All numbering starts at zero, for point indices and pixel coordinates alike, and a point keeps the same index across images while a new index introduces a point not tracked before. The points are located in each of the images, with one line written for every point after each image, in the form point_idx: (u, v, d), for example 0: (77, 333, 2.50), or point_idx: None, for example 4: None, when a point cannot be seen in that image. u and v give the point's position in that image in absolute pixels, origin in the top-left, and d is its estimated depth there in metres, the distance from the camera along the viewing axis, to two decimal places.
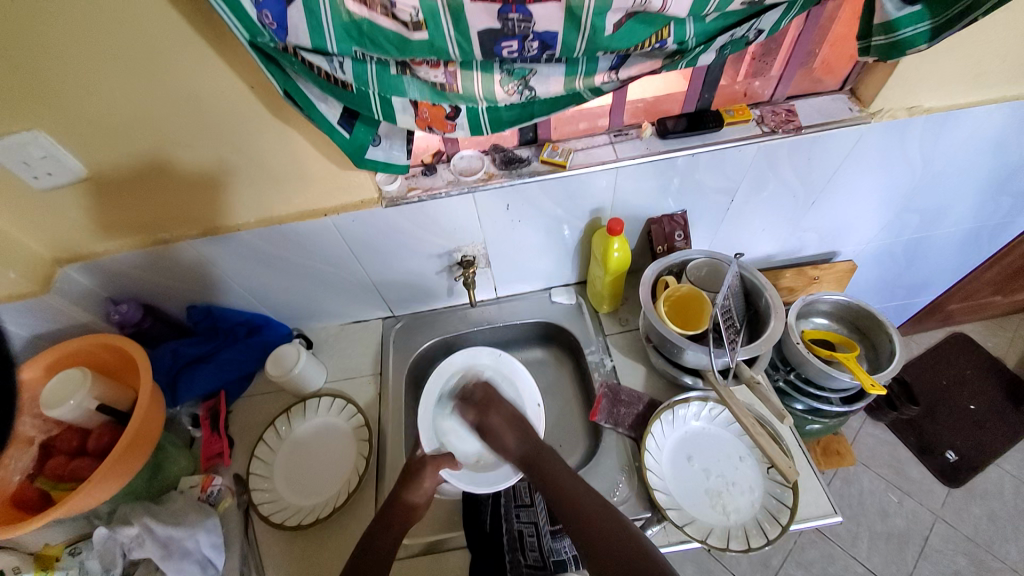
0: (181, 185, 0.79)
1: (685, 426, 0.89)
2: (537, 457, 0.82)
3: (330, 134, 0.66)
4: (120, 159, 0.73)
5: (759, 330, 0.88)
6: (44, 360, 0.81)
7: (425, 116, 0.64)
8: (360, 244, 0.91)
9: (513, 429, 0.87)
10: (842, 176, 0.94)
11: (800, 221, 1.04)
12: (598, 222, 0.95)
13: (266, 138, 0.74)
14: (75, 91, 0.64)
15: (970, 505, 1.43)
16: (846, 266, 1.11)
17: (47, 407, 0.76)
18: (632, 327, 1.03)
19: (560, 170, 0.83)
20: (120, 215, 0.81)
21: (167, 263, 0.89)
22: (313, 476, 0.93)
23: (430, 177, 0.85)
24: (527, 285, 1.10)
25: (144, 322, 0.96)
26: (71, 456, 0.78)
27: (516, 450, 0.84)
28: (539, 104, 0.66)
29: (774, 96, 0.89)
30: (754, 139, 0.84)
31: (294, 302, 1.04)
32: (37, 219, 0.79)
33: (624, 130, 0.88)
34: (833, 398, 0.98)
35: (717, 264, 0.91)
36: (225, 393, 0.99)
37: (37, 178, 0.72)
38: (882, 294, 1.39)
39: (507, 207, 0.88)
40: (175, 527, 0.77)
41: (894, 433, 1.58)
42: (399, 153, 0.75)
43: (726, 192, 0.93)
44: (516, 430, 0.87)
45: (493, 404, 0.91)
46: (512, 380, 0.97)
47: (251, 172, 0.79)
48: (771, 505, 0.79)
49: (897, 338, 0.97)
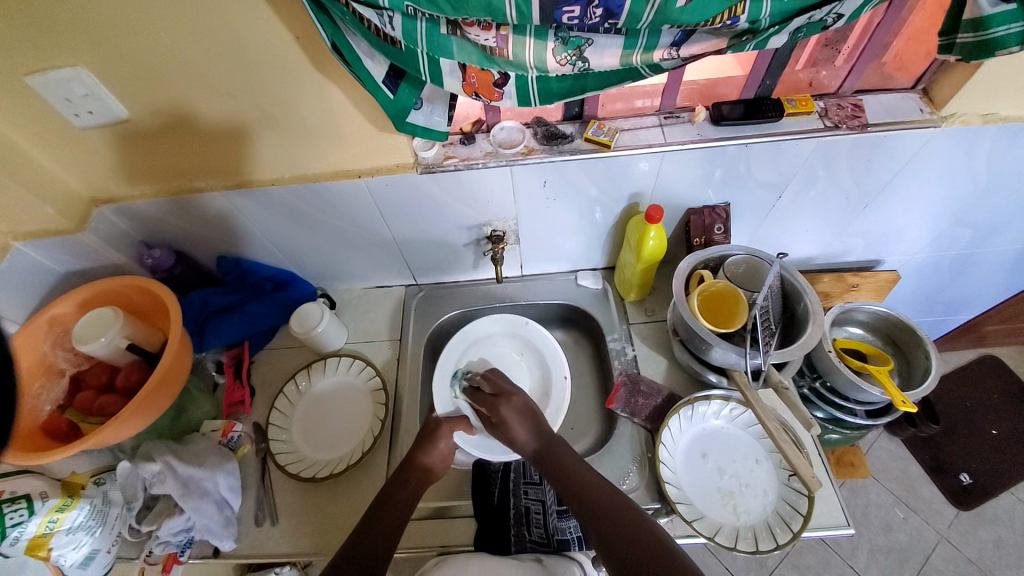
0: (220, 136, 0.78)
1: (703, 423, 0.87)
2: (552, 444, 0.82)
3: (374, 93, 0.64)
4: (162, 105, 0.73)
5: (793, 335, 0.85)
6: (78, 296, 0.83)
7: (472, 82, 0.61)
8: (390, 209, 0.90)
9: (525, 422, 0.84)
10: (900, 181, 0.88)
11: (848, 225, 0.99)
12: (635, 208, 0.92)
13: (306, 92, 0.72)
14: (119, 30, 0.62)
15: (978, 530, 1.41)
16: (889, 276, 1.06)
17: (79, 341, 0.78)
18: (658, 318, 1.01)
19: (604, 149, 0.80)
20: (157, 161, 0.82)
21: (204, 213, 0.90)
22: (329, 433, 0.95)
23: (468, 146, 0.83)
24: (554, 266, 1.08)
25: (175, 269, 0.97)
26: (100, 391, 0.82)
27: (529, 444, 0.82)
28: (592, 76, 0.62)
29: (842, 89, 0.82)
30: (814, 134, 0.78)
31: (320, 262, 1.04)
32: (78, 158, 0.80)
33: (675, 112, 0.84)
34: (857, 410, 0.95)
35: (758, 262, 0.87)
36: (249, 344, 1.01)
37: (79, 116, 0.72)
38: (919, 309, 1.33)
39: (543, 182, 0.85)
40: (196, 468, 0.80)
41: (909, 450, 1.54)
42: (439, 118, 0.72)
43: (773, 187, 0.89)
44: (528, 421, 0.84)
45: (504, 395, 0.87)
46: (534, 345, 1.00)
47: (288, 126, 0.77)
48: (784, 510, 0.78)
49: (935, 355, 0.93)
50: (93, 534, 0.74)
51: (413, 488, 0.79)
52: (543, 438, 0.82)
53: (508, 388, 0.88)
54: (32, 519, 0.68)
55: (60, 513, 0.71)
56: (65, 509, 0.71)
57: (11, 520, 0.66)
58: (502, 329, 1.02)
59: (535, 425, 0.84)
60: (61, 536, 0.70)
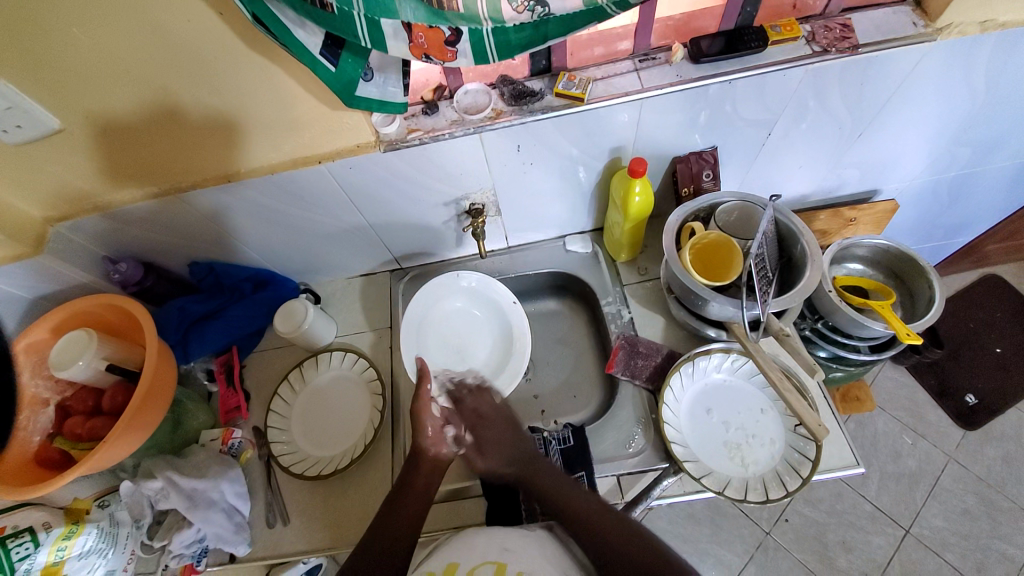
0: (164, 137, 0.73)
1: (705, 378, 0.86)
2: (556, 492, 0.69)
3: (313, 67, 0.59)
4: (95, 108, 0.67)
5: (791, 280, 0.81)
6: (50, 321, 0.80)
7: (420, 43, 0.55)
8: (360, 193, 0.85)
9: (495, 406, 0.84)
10: (896, 104, 0.83)
11: (842, 156, 0.94)
12: (618, 162, 0.86)
13: (248, 76, 0.66)
14: (27, 29, 0.56)
15: (984, 448, 1.43)
16: (887, 207, 1.01)
17: (57, 367, 0.75)
18: (652, 276, 0.98)
19: (578, 104, 0.74)
20: (103, 168, 0.76)
21: (165, 219, 0.85)
22: (329, 428, 0.93)
23: (432, 116, 0.77)
24: (540, 234, 1.04)
25: (147, 280, 0.93)
26: (89, 415, 0.80)
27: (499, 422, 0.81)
28: (553, 23, 0.56)
29: (827, 9, 0.76)
30: (802, 61, 0.73)
31: (296, 255, 1.00)
32: (16, 176, 0.74)
33: (651, 53, 0.77)
34: (861, 347, 0.93)
35: (750, 208, 0.83)
36: (237, 348, 0.99)
37: (7, 132, 0.66)
38: (917, 236, 1.29)
39: (517, 147, 0.79)
40: (199, 480, 0.79)
41: (913, 377, 1.54)
42: (394, 89, 0.67)
43: (762, 125, 0.83)
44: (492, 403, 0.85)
45: (489, 419, 0.81)
46: (483, 295, 0.97)
47: (235, 114, 0.71)
48: (793, 458, 0.77)
49: (938, 284, 0.91)
50: (105, 557, 0.74)
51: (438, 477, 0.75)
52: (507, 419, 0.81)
53: (494, 414, 0.82)
54: (40, 550, 0.69)
55: (67, 540, 0.71)
56: (71, 536, 0.72)
57: (18, 554, 0.68)
58: (439, 289, 0.97)
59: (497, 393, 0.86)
60: (74, 562, 0.71)
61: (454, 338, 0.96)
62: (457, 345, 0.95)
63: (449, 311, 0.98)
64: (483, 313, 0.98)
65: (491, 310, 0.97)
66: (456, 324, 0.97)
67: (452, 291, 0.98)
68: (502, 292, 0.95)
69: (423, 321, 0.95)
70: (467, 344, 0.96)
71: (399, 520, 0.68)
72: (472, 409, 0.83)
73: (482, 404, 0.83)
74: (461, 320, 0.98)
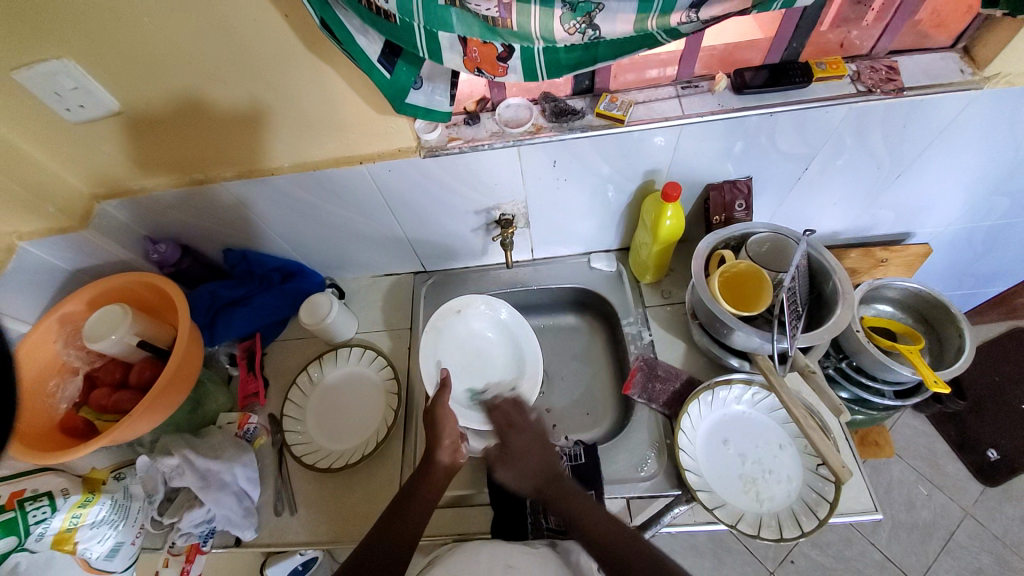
0: (213, 126, 0.75)
1: (724, 408, 0.84)
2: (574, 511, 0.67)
3: (370, 73, 0.61)
4: (154, 94, 0.70)
5: (819, 317, 0.80)
6: (87, 294, 0.83)
7: (474, 56, 0.57)
8: (395, 195, 0.87)
9: (536, 449, 0.76)
10: (937, 149, 0.82)
11: (876, 197, 0.93)
12: (651, 185, 0.87)
13: (301, 76, 0.69)
14: (105, 17, 0.59)
15: (1004, 506, 1.37)
16: (920, 251, 1.00)
17: (90, 338, 0.78)
18: (676, 300, 0.97)
19: (617, 125, 0.75)
20: (157, 153, 0.79)
21: (203, 204, 0.88)
22: (343, 423, 0.94)
23: (473, 126, 0.78)
24: (566, 249, 1.04)
25: (183, 262, 0.96)
26: (114, 388, 0.82)
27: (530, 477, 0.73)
28: (604, 45, 0.57)
29: (875, 50, 0.76)
30: (845, 100, 0.73)
31: (325, 250, 1.02)
32: (72, 152, 0.77)
33: (694, 81, 0.78)
34: (885, 391, 0.91)
35: (782, 240, 0.82)
36: (260, 336, 1.01)
37: (71, 110, 0.69)
38: (947, 283, 1.27)
39: (553, 163, 0.81)
40: (214, 461, 0.81)
41: (933, 426, 1.50)
42: (441, 97, 0.69)
43: (799, 160, 0.83)
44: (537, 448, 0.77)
45: (520, 430, 0.80)
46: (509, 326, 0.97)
47: (285, 111, 0.74)
48: (809, 498, 0.75)
49: (969, 333, 0.89)
50: (116, 528, 0.76)
51: (446, 485, 0.74)
52: (547, 472, 0.73)
53: (528, 423, 0.81)
54: (57, 515, 0.70)
55: (82, 509, 0.73)
56: (86, 505, 0.73)
57: (35, 518, 0.68)
58: (472, 307, 0.97)
59: (521, 428, 0.80)
60: (85, 530, 0.73)
61: (470, 357, 0.96)
62: (472, 367, 0.95)
63: (474, 328, 0.97)
64: (505, 343, 0.97)
65: (513, 344, 0.96)
66: (474, 345, 0.97)
67: (485, 310, 0.97)
68: (520, 324, 0.96)
69: (446, 329, 0.95)
70: (482, 363, 0.96)
71: (403, 523, 0.69)
72: (503, 420, 0.83)
73: (516, 417, 0.82)
74: (478, 342, 0.97)
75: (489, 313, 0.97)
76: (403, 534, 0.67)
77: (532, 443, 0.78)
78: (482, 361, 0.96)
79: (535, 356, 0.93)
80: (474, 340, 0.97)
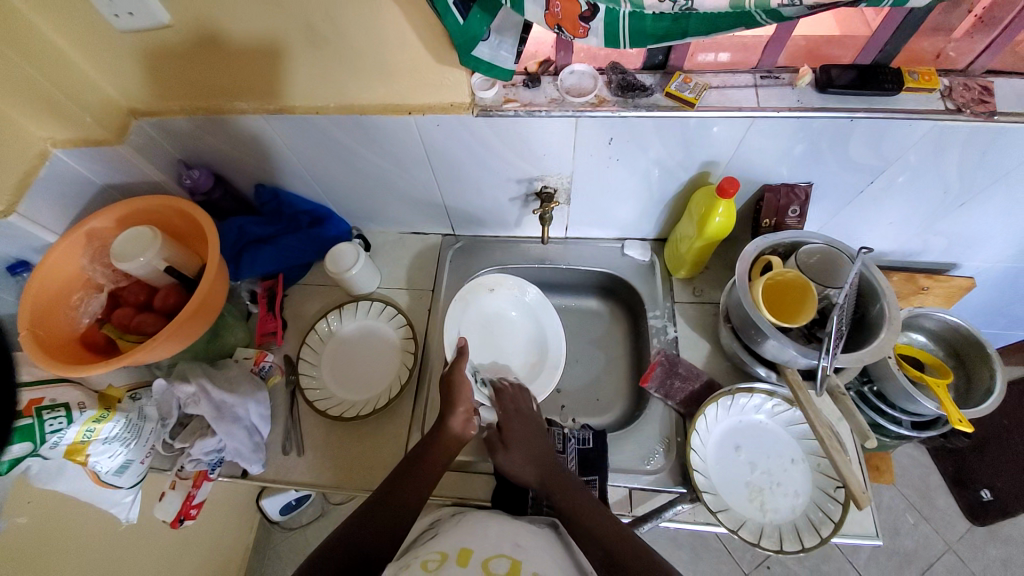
0: (262, 54, 0.72)
1: (741, 415, 0.83)
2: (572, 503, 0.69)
3: (443, 15, 0.58)
4: (206, 12, 0.66)
5: (860, 339, 0.77)
6: (116, 212, 0.81)
7: (556, 12, 0.53)
8: (438, 153, 0.84)
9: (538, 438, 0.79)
10: (1013, 180, 0.77)
11: (935, 222, 0.89)
12: (705, 177, 0.83)
13: (360, 13, 0.64)
14: None
15: (987, 546, 1.38)
16: (963, 284, 0.96)
17: (119, 257, 0.77)
18: (707, 300, 0.95)
19: (686, 108, 0.70)
20: (202, 75, 0.76)
21: (242, 135, 0.85)
22: (358, 375, 0.94)
23: (532, 90, 0.75)
24: (600, 232, 1.01)
25: (215, 193, 0.95)
26: (137, 310, 0.82)
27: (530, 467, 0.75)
28: (696, 18, 0.53)
29: (971, 67, 0.71)
30: (932, 115, 0.68)
31: (356, 200, 1.00)
32: (115, 60, 0.75)
33: (774, 72, 0.73)
34: (902, 420, 0.90)
35: (835, 254, 0.79)
36: (282, 277, 0.99)
37: (119, 16, 0.67)
38: (981, 320, 1.23)
39: (609, 140, 0.77)
40: (229, 394, 0.81)
41: (931, 458, 1.49)
42: (506, 54, 0.65)
43: (865, 172, 0.79)
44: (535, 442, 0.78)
45: (524, 416, 0.82)
46: (534, 312, 0.95)
47: (340, 48, 0.70)
48: (814, 515, 0.75)
49: (1001, 375, 0.86)
50: (127, 446, 0.76)
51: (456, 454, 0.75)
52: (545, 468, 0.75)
53: (530, 412, 0.82)
54: (71, 427, 0.70)
55: (97, 424, 0.73)
56: (101, 421, 0.73)
57: (51, 426, 0.68)
58: (501, 285, 0.96)
59: (528, 422, 0.80)
60: (98, 445, 0.73)
61: (490, 336, 0.95)
62: (491, 345, 0.94)
63: (498, 307, 0.97)
64: (527, 329, 0.95)
65: (535, 331, 0.95)
66: (496, 324, 0.96)
67: (513, 290, 0.96)
68: (548, 313, 0.94)
69: (471, 301, 0.95)
70: (501, 343, 0.95)
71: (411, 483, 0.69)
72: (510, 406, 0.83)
73: (521, 402, 0.84)
74: (500, 320, 0.96)
75: (516, 294, 0.96)
76: (409, 499, 0.69)
77: (538, 434, 0.79)
78: (504, 339, 0.95)
79: (557, 345, 0.92)
80: (497, 319, 0.96)
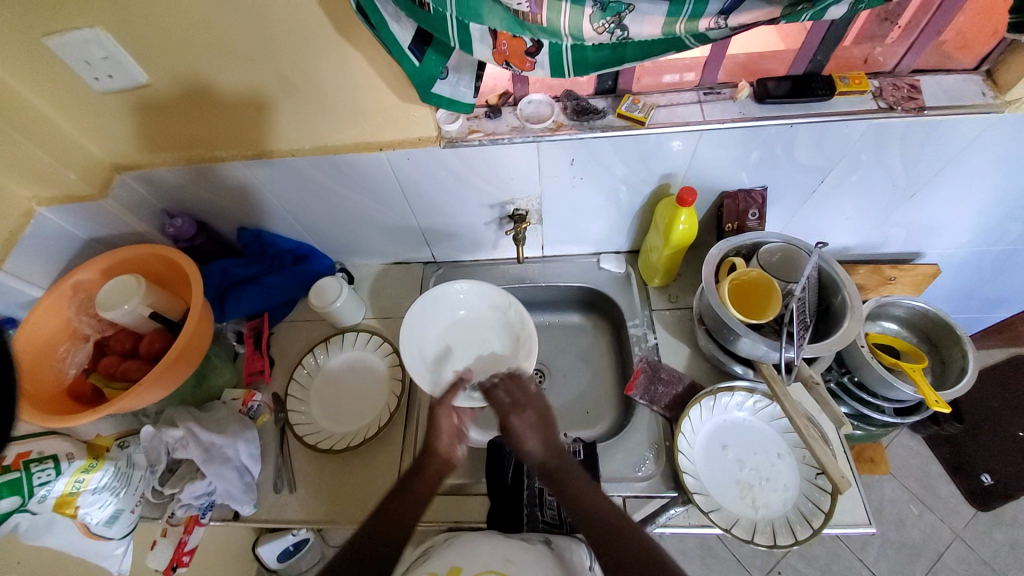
0: (236, 104, 0.76)
1: (725, 414, 0.85)
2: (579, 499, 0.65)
3: (400, 59, 0.62)
4: (180, 69, 0.70)
5: (828, 330, 0.80)
6: (101, 263, 0.83)
7: (503, 49, 0.57)
8: (411, 184, 0.87)
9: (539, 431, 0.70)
10: (953, 169, 0.82)
11: (890, 214, 0.93)
12: (666, 189, 0.87)
13: (326, 61, 0.69)
14: None
15: (993, 530, 1.37)
16: (929, 271, 1.00)
17: (104, 307, 0.79)
18: (682, 305, 0.98)
19: (637, 126, 0.75)
20: (181, 127, 0.80)
21: (222, 182, 0.89)
22: (347, 406, 0.95)
23: (494, 120, 0.79)
24: (576, 248, 1.05)
25: (197, 239, 0.97)
26: (124, 357, 0.83)
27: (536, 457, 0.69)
28: (632, 45, 0.57)
29: (898, 68, 0.77)
30: (866, 116, 0.73)
31: (337, 235, 1.03)
32: (97, 122, 0.78)
33: (716, 88, 0.79)
34: (885, 408, 0.92)
35: (794, 251, 0.82)
36: (268, 316, 1.02)
37: (98, 79, 0.70)
38: (954, 305, 1.26)
39: (570, 161, 0.81)
40: (217, 435, 0.82)
41: (928, 447, 1.50)
42: (466, 89, 0.70)
43: (814, 173, 0.84)
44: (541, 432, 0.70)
45: (523, 404, 0.73)
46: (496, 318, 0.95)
47: (310, 95, 0.74)
48: (805, 507, 0.75)
49: (972, 355, 0.89)
50: (117, 495, 0.75)
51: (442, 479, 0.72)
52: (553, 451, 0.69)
53: (534, 399, 0.74)
54: (60, 479, 0.70)
55: (85, 474, 0.72)
56: (89, 471, 0.73)
57: (39, 479, 0.68)
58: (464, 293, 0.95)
59: (546, 430, 0.71)
60: (87, 495, 0.72)
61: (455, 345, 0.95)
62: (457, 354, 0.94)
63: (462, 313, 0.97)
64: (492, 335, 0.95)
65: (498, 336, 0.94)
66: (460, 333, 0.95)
67: (475, 297, 0.96)
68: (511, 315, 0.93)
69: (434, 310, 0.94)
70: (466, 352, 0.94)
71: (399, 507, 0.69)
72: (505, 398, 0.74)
73: (519, 393, 0.74)
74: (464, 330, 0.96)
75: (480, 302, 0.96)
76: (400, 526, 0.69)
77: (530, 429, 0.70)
78: (468, 346, 0.94)
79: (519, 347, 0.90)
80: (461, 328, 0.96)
